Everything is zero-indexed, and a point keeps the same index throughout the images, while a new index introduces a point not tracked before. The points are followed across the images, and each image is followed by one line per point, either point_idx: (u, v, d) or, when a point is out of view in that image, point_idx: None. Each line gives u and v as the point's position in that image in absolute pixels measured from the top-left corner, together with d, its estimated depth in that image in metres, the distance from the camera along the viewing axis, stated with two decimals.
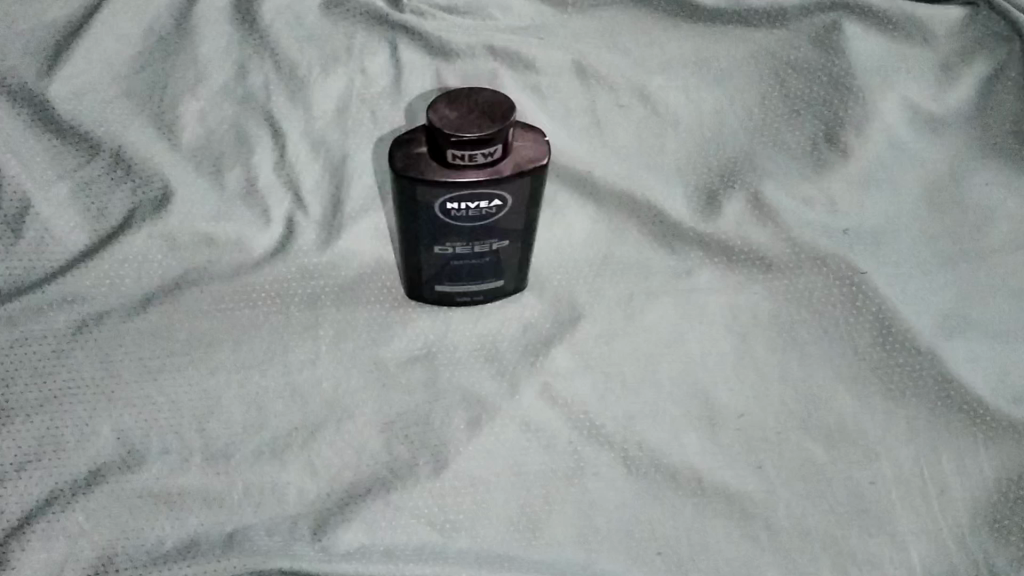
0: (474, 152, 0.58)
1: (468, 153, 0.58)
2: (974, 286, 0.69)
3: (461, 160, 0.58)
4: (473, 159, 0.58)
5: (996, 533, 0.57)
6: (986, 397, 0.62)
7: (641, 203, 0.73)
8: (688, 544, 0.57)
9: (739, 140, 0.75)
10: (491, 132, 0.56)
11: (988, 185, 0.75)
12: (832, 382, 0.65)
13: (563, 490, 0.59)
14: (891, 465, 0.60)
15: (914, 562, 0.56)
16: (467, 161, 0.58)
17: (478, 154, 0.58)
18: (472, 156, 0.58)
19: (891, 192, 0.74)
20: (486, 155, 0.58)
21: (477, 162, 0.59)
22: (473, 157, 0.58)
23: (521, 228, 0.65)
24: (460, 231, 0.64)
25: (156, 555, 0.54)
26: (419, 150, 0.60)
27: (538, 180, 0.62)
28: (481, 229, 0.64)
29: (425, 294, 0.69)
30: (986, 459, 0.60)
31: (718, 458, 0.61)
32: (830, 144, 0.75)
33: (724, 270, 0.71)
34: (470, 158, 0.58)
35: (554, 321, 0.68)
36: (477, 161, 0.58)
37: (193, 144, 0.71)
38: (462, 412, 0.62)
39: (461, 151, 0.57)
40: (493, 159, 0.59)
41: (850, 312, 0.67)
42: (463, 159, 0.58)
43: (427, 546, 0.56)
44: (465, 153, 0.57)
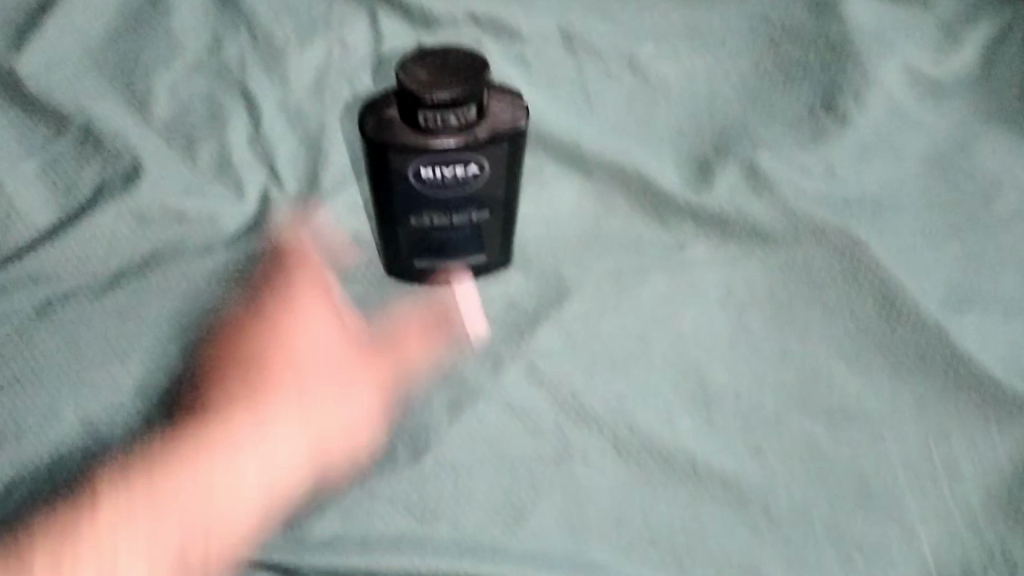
0: (448, 114, 0.58)
1: (441, 116, 0.58)
2: (983, 258, 0.66)
3: (435, 124, 0.58)
4: (448, 122, 0.58)
5: (1010, 518, 0.54)
6: (992, 372, 0.59)
7: (631, 172, 0.69)
8: (683, 532, 0.55)
9: (733, 110, 0.71)
10: (464, 93, 0.57)
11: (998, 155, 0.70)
12: (834, 358, 0.62)
13: (548, 472, 0.57)
14: (897, 445, 0.58)
15: (924, 551, 0.53)
16: (441, 124, 0.58)
17: (451, 116, 0.58)
18: (446, 118, 0.58)
19: (897, 158, 0.70)
20: (460, 118, 0.58)
21: (451, 126, 0.59)
22: (447, 120, 0.58)
23: (502, 197, 0.64)
24: (438, 200, 0.63)
25: None
26: (391, 114, 0.60)
27: (516, 146, 0.61)
28: (459, 198, 0.63)
29: (403, 270, 0.65)
30: (996, 442, 0.57)
31: (714, 441, 0.58)
32: (830, 111, 0.70)
33: (721, 243, 0.67)
34: (444, 121, 0.58)
35: (541, 299, 0.65)
36: (450, 123, 0.59)
37: (165, 118, 0.68)
38: (443, 394, 0.60)
39: (434, 114, 0.58)
40: (468, 123, 0.59)
41: (850, 286, 0.64)
42: (436, 123, 0.58)
43: (405, 535, 0.54)
44: (439, 116, 0.58)
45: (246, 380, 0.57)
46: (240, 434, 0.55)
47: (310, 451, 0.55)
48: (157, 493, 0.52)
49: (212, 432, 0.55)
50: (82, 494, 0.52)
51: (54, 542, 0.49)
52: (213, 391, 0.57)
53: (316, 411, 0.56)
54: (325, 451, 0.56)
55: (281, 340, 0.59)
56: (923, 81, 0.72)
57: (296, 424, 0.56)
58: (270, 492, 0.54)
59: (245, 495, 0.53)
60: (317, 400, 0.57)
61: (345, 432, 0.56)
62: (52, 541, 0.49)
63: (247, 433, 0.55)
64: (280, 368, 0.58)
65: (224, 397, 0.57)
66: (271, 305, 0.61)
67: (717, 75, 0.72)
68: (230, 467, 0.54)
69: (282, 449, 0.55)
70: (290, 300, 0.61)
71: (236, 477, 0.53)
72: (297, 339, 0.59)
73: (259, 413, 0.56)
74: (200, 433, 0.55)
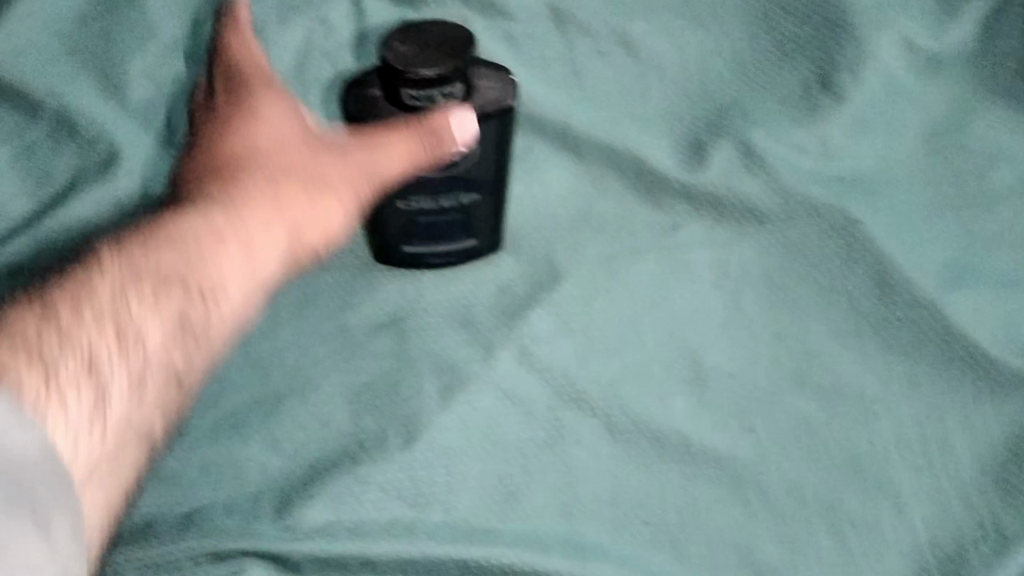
0: (433, 91, 0.57)
1: (425, 93, 0.57)
2: (977, 232, 0.66)
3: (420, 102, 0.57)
4: (433, 100, 0.57)
5: (1002, 490, 0.58)
6: (985, 345, 0.61)
7: (623, 155, 0.68)
8: (677, 512, 0.57)
9: (726, 87, 0.68)
10: (446, 69, 0.56)
11: (1000, 126, 0.69)
12: (828, 337, 0.63)
13: (543, 455, 0.58)
14: (890, 423, 0.60)
15: (918, 526, 0.57)
16: (426, 102, 0.57)
17: (436, 94, 0.57)
18: (431, 96, 0.57)
19: (897, 131, 0.69)
20: (446, 95, 0.57)
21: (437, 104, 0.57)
22: (433, 98, 0.57)
23: (491, 179, 0.62)
24: (426, 184, 0.61)
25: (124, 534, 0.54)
26: (377, 95, 0.59)
27: (503, 124, 0.60)
28: (448, 180, 0.61)
29: (390, 255, 0.64)
30: (992, 418, 0.60)
31: (706, 421, 0.59)
32: (824, 88, 0.68)
33: (713, 224, 0.66)
34: (429, 99, 0.57)
35: (532, 281, 0.64)
36: (436, 102, 0.57)
37: (141, 102, 0.64)
38: (435, 379, 0.60)
39: (418, 91, 0.57)
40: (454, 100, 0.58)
41: (844, 262, 0.65)
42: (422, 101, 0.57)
43: (399, 521, 0.55)
44: (423, 93, 0.57)
45: (221, 183, 0.57)
46: (220, 234, 0.54)
47: (285, 234, 0.56)
48: (149, 254, 0.52)
49: (194, 220, 0.54)
50: (83, 265, 0.52)
51: (70, 291, 0.50)
52: (194, 199, 0.57)
53: (291, 204, 0.56)
54: (300, 232, 0.56)
55: (250, 139, 0.58)
56: (921, 55, 0.68)
57: (272, 213, 0.55)
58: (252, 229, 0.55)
59: (228, 274, 0.54)
60: (297, 194, 0.56)
61: (319, 223, 0.56)
62: (71, 292, 0.50)
63: (230, 222, 0.55)
64: (249, 164, 0.57)
65: (205, 194, 0.56)
66: (234, 105, 0.60)
67: (711, 50, 0.68)
68: (207, 258, 0.53)
69: (265, 247, 0.55)
70: (258, 104, 0.59)
71: (218, 253, 0.54)
72: (265, 142, 0.58)
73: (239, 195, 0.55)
74: (176, 223, 0.54)
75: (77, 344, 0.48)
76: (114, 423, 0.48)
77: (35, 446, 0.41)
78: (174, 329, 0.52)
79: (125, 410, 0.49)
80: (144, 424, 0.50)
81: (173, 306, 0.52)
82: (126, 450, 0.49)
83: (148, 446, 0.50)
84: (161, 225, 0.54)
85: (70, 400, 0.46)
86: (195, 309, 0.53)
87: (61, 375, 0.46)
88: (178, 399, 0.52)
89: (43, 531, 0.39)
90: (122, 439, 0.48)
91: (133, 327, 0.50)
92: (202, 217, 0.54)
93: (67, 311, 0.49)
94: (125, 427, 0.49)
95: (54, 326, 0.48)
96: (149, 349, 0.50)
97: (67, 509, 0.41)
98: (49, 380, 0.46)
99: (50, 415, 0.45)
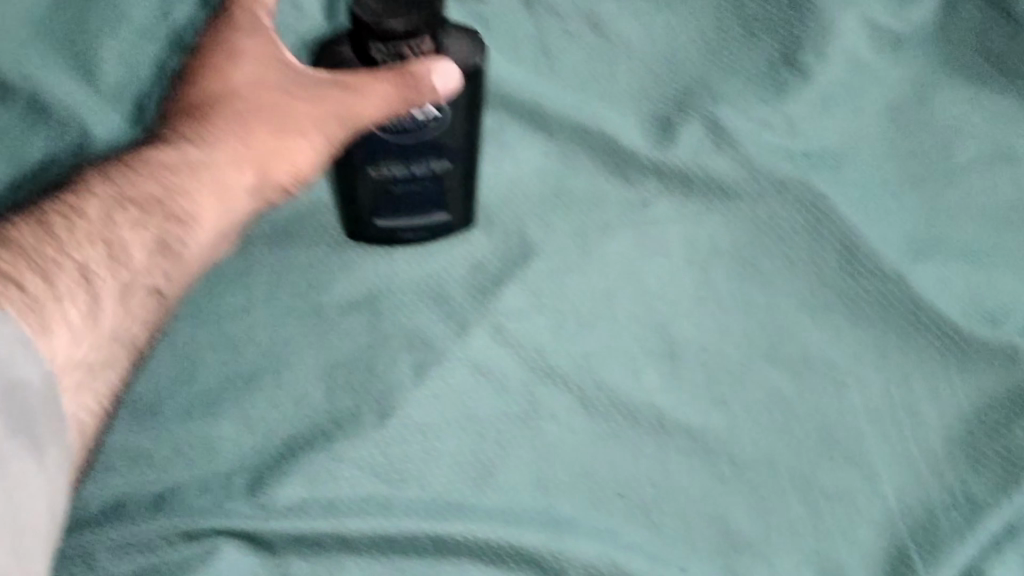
0: (403, 48, 0.53)
1: (395, 50, 0.53)
2: (952, 204, 0.66)
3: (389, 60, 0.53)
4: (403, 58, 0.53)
5: (972, 461, 0.59)
6: (956, 319, 0.62)
7: (592, 133, 0.66)
8: (652, 486, 0.58)
9: (694, 63, 0.67)
10: (417, 23, 0.52)
11: (978, 98, 0.68)
12: (796, 309, 0.63)
13: (518, 431, 0.58)
14: (860, 391, 0.61)
15: (890, 499, 0.58)
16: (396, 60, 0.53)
17: (406, 51, 0.53)
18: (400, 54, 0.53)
19: (872, 103, 0.68)
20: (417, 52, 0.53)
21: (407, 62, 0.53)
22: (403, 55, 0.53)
23: (463, 144, 0.59)
24: (396, 149, 0.58)
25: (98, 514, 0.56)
26: (346, 54, 0.55)
27: (474, 87, 0.57)
28: (418, 144, 0.58)
29: (365, 230, 0.62)
30: (961, 387, 0.61)
31: (678, 394, 0.60)
32: (791, 68, 0.66)
33: (683, 201, 0.66)
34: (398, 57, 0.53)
35: (505, 260, 0.63)
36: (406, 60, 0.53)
37: (113, 83, 0.62)
38: (409, 356, 0.60)
39: (387, 48, 0.53)
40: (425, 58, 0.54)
41: (813, 240, 0.64)
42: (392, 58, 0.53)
43: (376, 497, 0.56)
44: (393, 50, 0.53)
45: (193, 118, 0.55)
46: (197, 167, 0.53)
47: (254, 170, 0.54)
48: (133, 180, 0.52)
49: (170, 156, 0.53)
50: (68, 189, 0.51)
51: (59, 207, 0.50)
52: (168, 131, 0.55)
53: (259, 140, 0.54)
54: (268, 166, 0.55)
55: (223, 78, 0.55)
56: (887, 35, 0.67)
57: (241, 148, 0.54)
58: (227, 166, 0.54)
59: (204, 204, 0.53)
60: (269, 129, 0.55)
61: (287, 158, 0.55)
62: (58, 210, 0.50)
63: (203, 157, 0.53)
64: (223, 101, 0.55)
65: (178, 128, 0.55)
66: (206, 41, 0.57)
67: (680, 26, 0.66)
68: (184, 189, 0.52)
69: (236, 181, 0.54)
70: (233, 42, 0.56)
71: (194, 187, 0.53)
72: (239, 81, 0.55)
73: (216, 131, 0.54)
74: (153, 154, 0.53)
75: (71, 260, 0.48)
76: (103, 333, 0.48)
77: (37, 374, 0.43)
78: (156, 254, 0.51)
79: (116, 320, 0.49)
80: (131, 334, 0.50)
81: (156, 229, 0.51)
82: (113, 361, 0.49)
83: (134, 357, 0.51)
84: (137, 156, 0.53)
85: (67, 312, 0.46)
86: (177, 233, 0.52)
87: (59, 288, 0.47)
88: (158, 318, 0.52)
89: (37, 453, 0.41)
90: (111, 349, 0.49)
91: (123, 245, 0.50)
92: (176, 151, 0.53)
93: (63, 228, 0.49)
94: (114, 337, 0.49)
95: (50, 241, 0.48)
96: (136, 266, 0.50)
97: (60, 433, 0.44)
98: (49, 291, 0.46)
99: (53, 327, 0.46)
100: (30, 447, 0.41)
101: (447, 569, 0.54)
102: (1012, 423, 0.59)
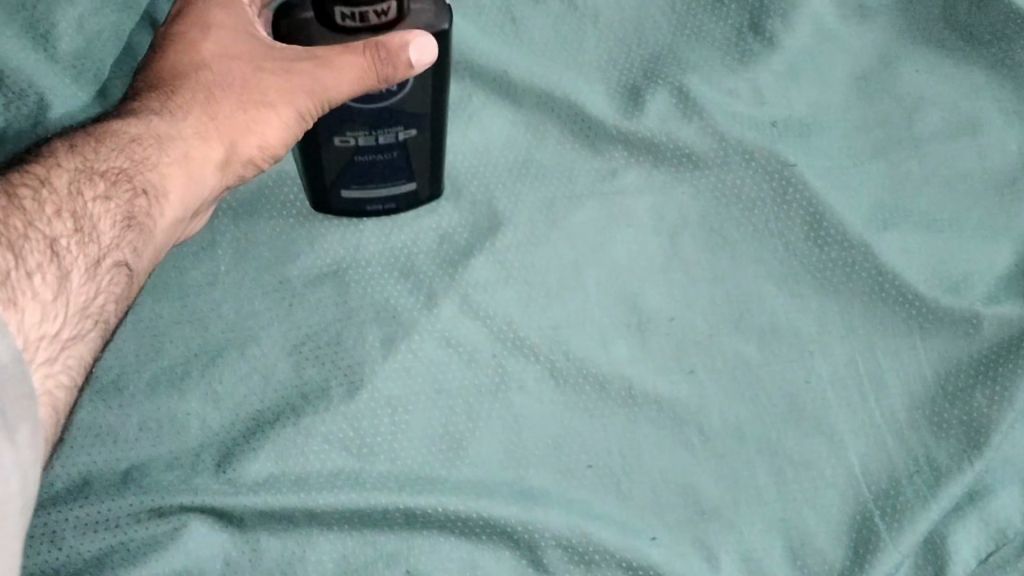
0: (367, 10, 0.49)
1: (358, 11, 0.49)
2: (918, 172, 0.66)
3: (352, 21, 0.50)
4: (366, 19, 0.50)
5: (934, 428, 0.60)
6: (919, 288, 0.62)
7: (559, 101, 0.65)
8: (620, 456, 0.58)
9: (661, 33, 0.67)
10: None
11: (941, 67, 0.68)
12: (762, 279, 0.63)
13: (488, 404, 0.59)
14: (826, 361, 0.61)
15: (853, 464, 0.59)
16: (359, 22, 0.50)
17: (370, 13, 0.49)
18: (363, 15, 0.49)
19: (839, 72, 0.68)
20: (381, 13, 0.50)
21: (370, 23, 0.50)
22: (365, 17, 0.50)
23: (430, 111, 0.57)
24: (360, 117, 0.55)
25: (64, 491, 0.55)
26: (307, 15, 0.52)
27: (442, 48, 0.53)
28: (383, 112, 0.55)
29: (333, 202, 0.61)
30: (925, 355, 0.61)
31: (646, 364, 0.60)
32: (756, 34, 0.67)
33: (651, 169, 0.65)
34: (361, 18, 0.50)
35: (475, 231, 0.63)
36: (370, 22, 0.50)
37: (71, 51, 0.61)
38: (377, 329, 0.60)
39: (349, 9, 0.49)
40: (390, 20, 0.50)
41: (779, 207, 0.64)
42: (354, 20, 0.50)
43: (345, 470, 0.56)
44: (356, 11, 0.49)
45: (160, 91, 0.51)
46: (166, 140, 0.50)
47: (222, 144, 0.51)
48: (98, 151, 0.48)
49: (137, 127, 0.49)
50: (31, 160, 0.47)
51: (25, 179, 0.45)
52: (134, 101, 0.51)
53: (227, 115, 0.51)
54: (237, 142, 0.52)
55: (191, 49, 0.52)
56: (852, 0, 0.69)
57: (208, 122, 0.51)
58: (195, 140, 0.50)
59: (171, 177, 0.49)
60: (238, 104, 0.51)
61: (256, 132, 0.52)
62: (22, 180, 0.45)
63: (170, 129, 0.50)
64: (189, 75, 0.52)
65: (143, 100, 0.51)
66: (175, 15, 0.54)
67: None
68: (154, 161, 0.49)
69: (203, 155, 0.50)
70: (201, 14, 0.53)
71: (161, 159, 0.49)
72: (207, 52, 0.52)
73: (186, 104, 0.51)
74: (122, 126, 0.49)
75: (38, 234, 0.43)
76: (75, 308, 0.43)
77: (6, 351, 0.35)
78: (122, 228, 0.46)
79: (85, 297, 0.44)
80: (101, 306, 0.45)
81: (126, 202, 0.47)
82: (86, 337, 0.44)
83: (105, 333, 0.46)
84: (102, 127, 0.49)
85: (37, 286, 0.41)
86: (146, 207, 0.48)
87: (28, 262, 0.42)
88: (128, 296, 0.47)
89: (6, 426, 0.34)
90: (83, 327, 0.43)
91: (90, 219, 0.45)
92: (143, 123, 0.50)
93: (29, 200, 0.44)
94: (85, 311, 0.44)
95: (16, 212, 0.43)
96: (104, 238, 0.46)
97: (31, 412, 0.35)
98: (18, 265, 0.41)
99: (23, 301, 0.40)
100: (4, 419, 0.34)
101: (417, 543, 0.55)
102: (973, 390, 0.60)
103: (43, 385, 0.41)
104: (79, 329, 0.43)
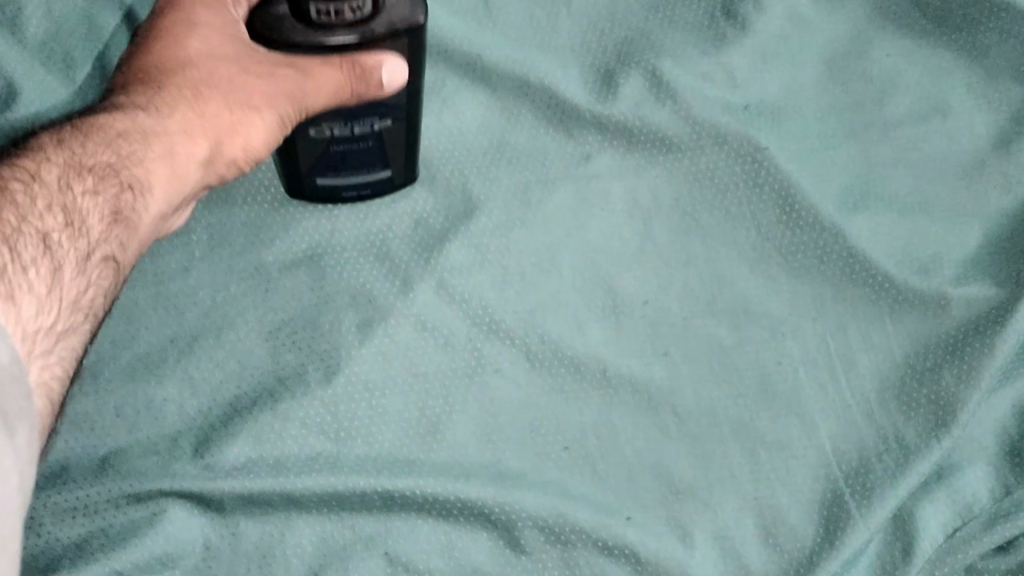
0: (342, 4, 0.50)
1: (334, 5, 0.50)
2: (888, 154, 0.66)
3: (327, 16, 0.51)
4: (341, 14, 0.51)
5: (903, 407, 0.61)
6: (889, 269, 0.63)
7: (533, 86, 0.65)
8: (596, 438, 0.59)
9: (636, 16, 0.66)
10: None
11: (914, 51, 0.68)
12: (734, 261, 0.63)
13: (464, 388, 0.59)
14: (797, 343, 0.62)
15: (823, 442, 0.60)
16: (335, 17, 0.51)
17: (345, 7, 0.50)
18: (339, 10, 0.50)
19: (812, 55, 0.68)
20: (356, 9, 0.51)
21: (346, 18, 0.51)
22: (341, 11, 0.50)
23: (405, 103, 0.57)
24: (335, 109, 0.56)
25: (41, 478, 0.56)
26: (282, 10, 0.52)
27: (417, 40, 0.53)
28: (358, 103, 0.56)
29: (307, 190, 0.61)
30: (894, 336, 0.62)
31: (620, 346, 0.61)
32: (728, 17, 0.67)
33: (625, 153, 0.65)
34: (337, 13, 0.50)
35: (449, 214, 0.63)
36: (345, 17, 0.51)
37: (39, 36, 0.60)
38: (353, 313, 0.60)
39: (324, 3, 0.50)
40: (365, 15, 0.51)
41: (751, 189, 0.64)
42: (330, 15, 0.51)
43: (324, 454, 0.57)
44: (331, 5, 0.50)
45: (144, 86, 0.50)
46: (151, 135, 0.49)
47: (207, 142, 0.50)
48: (85, 145, 0.47)
49: (123, 121, 0.48)
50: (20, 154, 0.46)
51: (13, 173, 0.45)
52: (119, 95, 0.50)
53: (213, 112, 0.51)
54: (222, 141, 0.51)
55: (176, 45, 0.51)
56: None
57: (194, 118, 0.50)
58: (180, 136, 0.50)
59: (156, 172, 0.49)
60: (225, 102, 0.51)
61: (240, 134, 0.52)
62: (10, 174, 0.45)
63: (155, 123, 0.49)
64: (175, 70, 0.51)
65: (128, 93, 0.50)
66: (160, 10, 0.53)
67: None
68: (139, 156, 0.48)
69: (188, 151, 0.50)
70: (188, 12, 0.52)
71: (146, 154, 0.48)
72: (193, 49, 0.51)
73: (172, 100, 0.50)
74: (106, 119, 0.48)
75: (30, 227, 0.43)
76: (67, 302, 0.44)
77: (4, 352, 0.35)
78: (109, 222, 0.46)
79: (76, 292, 0.44)
80: (90, 300, 0.45)
81: (114, 197, 0.47)
82: (78, 331, 0.44)
83: (94, 324, 0.46)
84: (88, 120, 0.48)
85: (33, 280, 0.42)
86: (132, 202, 0.47)
87: (23, 255, 0.42)
88: (115, 289, 0.48)
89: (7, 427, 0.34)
90: (75, 320, 0.44)
91: (80, 213, 0.45)
92: (128, 116, 0.49)
93: (20, 194, 0.44)
94: (76, 306, 0.44)
95: (8, 206, 0.43)
96: (93, 232, 0.46)
97: (30, 414, 0.35)
98: (14, 259, 0.42)
99: (20, 294, 0.41)
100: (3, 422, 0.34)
101: (396, 525, 0.56)
102: (941, 370, 0.61)
103: (39, 377, 0.41)
104: (72, 323, 0.44)
